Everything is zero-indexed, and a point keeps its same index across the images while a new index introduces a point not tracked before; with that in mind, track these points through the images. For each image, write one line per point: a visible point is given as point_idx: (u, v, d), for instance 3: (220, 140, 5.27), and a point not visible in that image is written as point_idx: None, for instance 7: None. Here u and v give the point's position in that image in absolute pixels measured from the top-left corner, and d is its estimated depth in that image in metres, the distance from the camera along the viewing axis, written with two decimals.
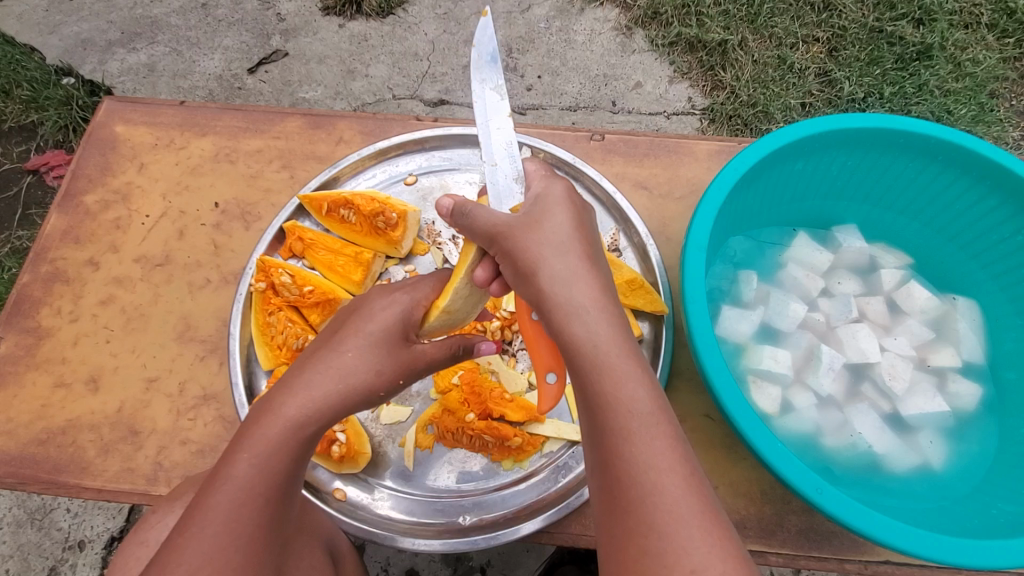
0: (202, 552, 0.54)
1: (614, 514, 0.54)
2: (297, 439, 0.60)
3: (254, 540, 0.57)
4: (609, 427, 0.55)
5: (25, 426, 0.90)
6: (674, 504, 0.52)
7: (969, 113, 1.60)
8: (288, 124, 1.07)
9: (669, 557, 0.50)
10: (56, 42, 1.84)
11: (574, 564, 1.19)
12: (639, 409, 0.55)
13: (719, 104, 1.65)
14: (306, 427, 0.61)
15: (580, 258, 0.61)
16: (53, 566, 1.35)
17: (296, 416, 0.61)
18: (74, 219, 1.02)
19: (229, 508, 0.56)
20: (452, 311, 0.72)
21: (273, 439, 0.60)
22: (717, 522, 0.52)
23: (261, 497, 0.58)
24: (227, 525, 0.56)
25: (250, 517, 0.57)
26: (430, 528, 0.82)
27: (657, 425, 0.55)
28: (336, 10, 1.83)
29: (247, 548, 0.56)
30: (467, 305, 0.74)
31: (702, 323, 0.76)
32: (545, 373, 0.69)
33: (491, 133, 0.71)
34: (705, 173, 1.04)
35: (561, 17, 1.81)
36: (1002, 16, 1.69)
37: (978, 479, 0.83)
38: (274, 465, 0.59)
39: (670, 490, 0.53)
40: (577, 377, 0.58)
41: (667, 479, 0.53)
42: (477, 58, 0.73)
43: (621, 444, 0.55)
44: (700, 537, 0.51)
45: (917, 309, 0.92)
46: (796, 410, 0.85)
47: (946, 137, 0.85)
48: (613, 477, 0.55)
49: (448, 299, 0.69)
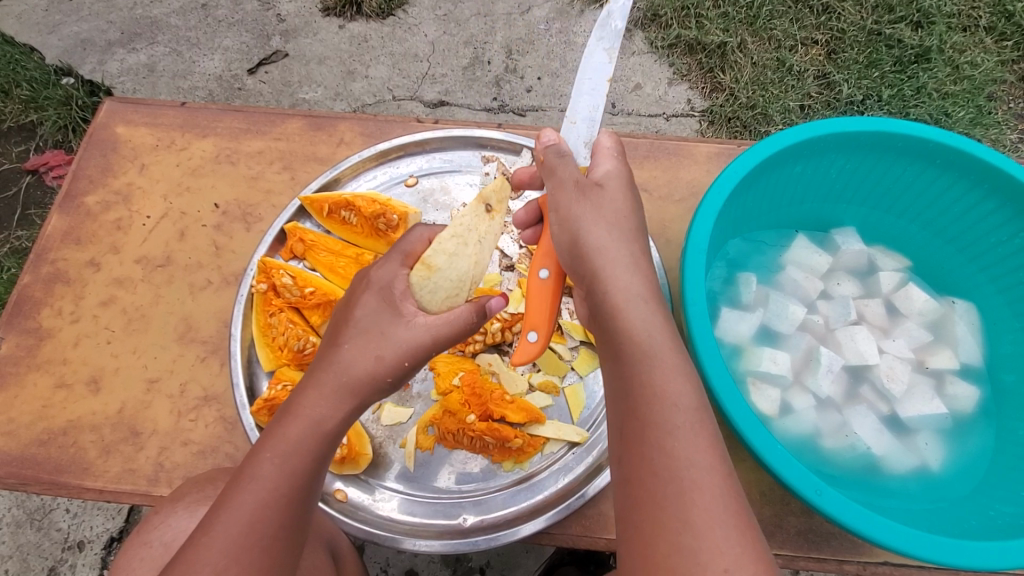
0: (228, 551, 0.54)
1: (645, 508, 0.54)
2: (306, 440, 0.61)
3: (277, 541, 0.57)
4: (652, 421, 0.57)
5: (26, 427, 0.90)
6: (710, 502, 0.53)
7: (967, 116, 1.61)
8: (289, 125, 1.07)
9: (702, 555, 0.50)
10: (56, 42, 1.84)
11: (573, 564, 1.19)
12: (684, 406, 0.57)
13: (719, 106, 1.66)
14: (314, 427, 0.61)
15: (639, 254, 0.66)
16: (53, 566, 1.35)
17: (303, 417, 0.61)
18: (76, 219, 1.02)
19: (240, 506, 0.57)
20: (437, 270, 0.71)
21: (279, 440, 0.60)
22: (744, 524, 0.53)
23: (284, 496, 0.58)
24: (252, 526, 0.56)
25: (275, 517, 0.57)
26: (432, 529, 0.83)
27: (699, 424, 0.57)
28: (336, 11, 1.83)
29: (273, 549, 0.57)
30: (458, 275, 0.73)
31: (703, 325, 0.76)
32: (529, 329, 0.74)
33: (584, 91, 0.74)
34: (704, 176, 1.04)
35: (560, 18, 1.81)
36: (1000, 19, 1.70)
37: (975, 481, 0.84)
38: (294, 464, 0.59)
39: (708, 488, 0.53)
40: (624, 374, 0.61)
41: (705, 478, 0.54)
42: (607, 14, 0.73)
43: (663, 438, 0.56)
44: (732, 538, 0.51)
45: (915, 311, 0.93)
46: (795, 411, 0.86)
47: (945, 141, 0.85)
48: (646, 472, 0.55)
49: (430, 251, 0.71)
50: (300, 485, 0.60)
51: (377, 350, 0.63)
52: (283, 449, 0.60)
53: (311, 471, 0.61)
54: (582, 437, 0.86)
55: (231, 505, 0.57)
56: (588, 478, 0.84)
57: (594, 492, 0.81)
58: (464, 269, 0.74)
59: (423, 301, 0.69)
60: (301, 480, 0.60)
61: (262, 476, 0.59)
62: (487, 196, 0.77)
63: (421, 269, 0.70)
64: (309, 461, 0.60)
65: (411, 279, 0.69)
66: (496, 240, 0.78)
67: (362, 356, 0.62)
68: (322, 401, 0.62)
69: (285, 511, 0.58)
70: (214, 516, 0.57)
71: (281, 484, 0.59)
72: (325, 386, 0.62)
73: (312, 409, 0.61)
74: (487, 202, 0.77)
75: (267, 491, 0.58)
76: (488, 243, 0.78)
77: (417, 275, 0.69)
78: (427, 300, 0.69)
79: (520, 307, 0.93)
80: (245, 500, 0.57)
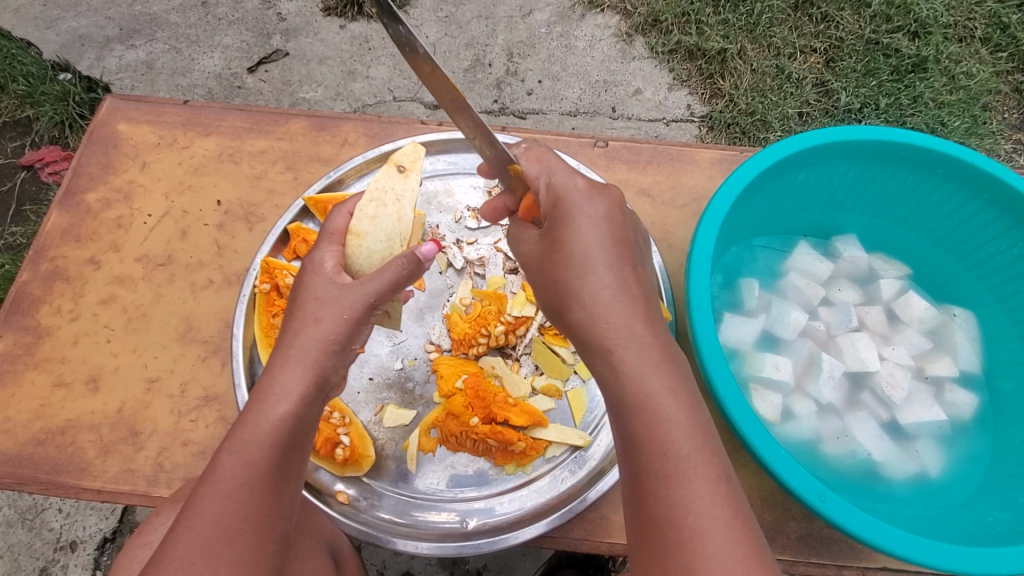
0: (194, 547, 0.53)
1: (649, 545, 0.55)
2: (289, 436, 0.60)
3: (244, 533, 0.56)
4: (655, 427, 0.57)
5: (24, 426, 0.89)
6: (703, 531, 0.53)
7: (962, 126, 1.62)
8: (292, 125, 1.07)
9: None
10: (53, 37, 1.83)
11: (573, 567, 1.20)
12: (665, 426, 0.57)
13: (718, 112, 1.67)
14: (298, 420, 0.61)
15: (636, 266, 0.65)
16: (44, 566, 1.34)
17: (287, 413, 0.60)
18: (76, 217, 1.02)
19: (207, 503, 0.56)
20: (366, 234, 0.74)
21: (250, 434, 0.59)
22: (751, 550, 0.52)
23: (253, 489, 0.57)
24: (215, 519, 0.55)
25: (238, 510, 0.56)
26: (432, 532, 0.82)
27: (689, 429, 0.57)
28: (337, 11, 1.83)
29: (239, 542, 0.55)
30: (388, 232, 0.75)
31: (708, 330, 0.77)
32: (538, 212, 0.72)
33: None
34: (707, 181, 1.05)
35: (562, 22, 1.82)
36: (995, 30, 1.72)
37: (972, 488, 0.84)
38: (250, 454, 0.58)
39: (708, 527, 0.53)
40: (614, 402, 0.61)
41: (697, 500, 0.54)
42: None
43: (659, 486, 0.56)
44: (729, 553, 0.52)
45: (915, 319, 0.94)
46: (796, 417, 0.87)
47: (946, 150, 0.86)
48: (649, 481, 0.57)
49: (353, 219, 0.74)
50: (266, 476, 0.58)
51: (357, 331, 0.65)
52: (242, 442, 0.59)
53: (280, 461, 0.60)
54: (584, 442, 0.86)
55: (205, 502, 0.56)
56: (590, 482, 0.84)
57: (596, 497, 0.81)
58: (392, 223, 0.76)
59: (359, 267, 0.73)
60: (267, 473, 0.59)
61: (229, 469, 0.58)
62: (398, 160, 0.80)
63: (348, 239, 0.73)
64: (271, 451, 0.59)
65: (345, 251, 0.73)
66: (417, 194, 0.79)
67: (343, 336, 0.64)
68: (308, 390, 0.62)
69: (253, 504, 0.57)
70: (183, 515, 0.56)
71: (244, 475, 0.57)
72: (314, 376, 0.62)
73: (298, 401, 0.61)
74: (399, 164, 0.79)
75: (227, 485, 0.57)
76: (410, 197, 0.78)
77: (350, 245, 0.73)
78: (363, 263, 0.73)
79: (523, 310, 0.93)
80: (205, 498, 0.56)
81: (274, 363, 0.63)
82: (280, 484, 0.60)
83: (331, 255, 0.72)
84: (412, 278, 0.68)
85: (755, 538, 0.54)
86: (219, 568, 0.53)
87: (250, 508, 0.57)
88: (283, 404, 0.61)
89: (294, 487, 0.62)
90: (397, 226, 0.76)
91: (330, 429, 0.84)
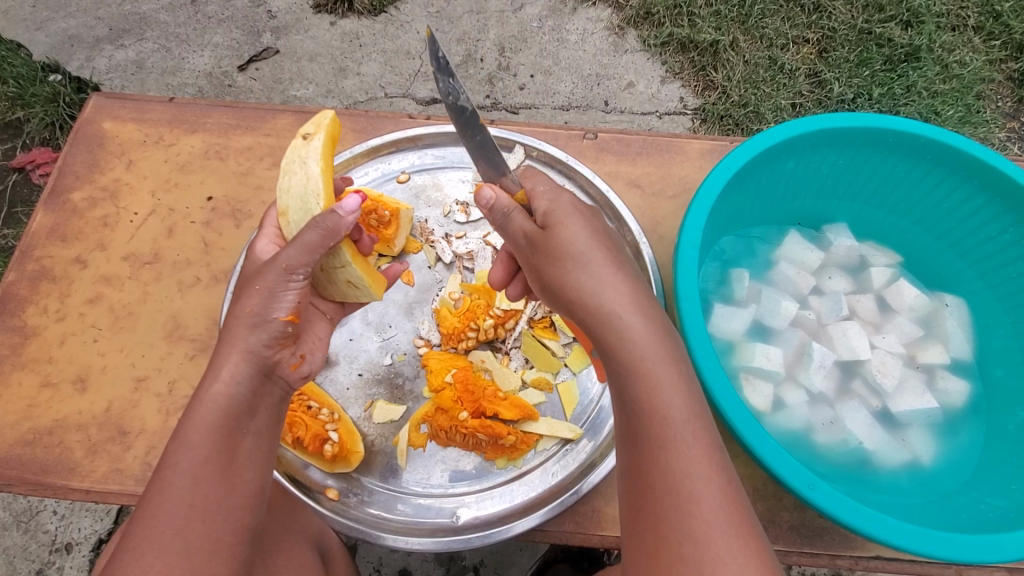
0: (145, 537, 0.53)
1: (648, 550, 0.56)
2: (229, 418, 0.60)
3: (194, 522, 0.55)
4: (649, 432, 0.59)
5: (11, 427, 0.88)
6: (695, 532, 0.54)
7: (956, 115, 1.61)
8: (279, 121, 1.06)
9: (705, 565, 0.52)
10: (43, 38, 1.82)
11: (568, 562, 1.19)
12: (667, 423, 0.59)
13: (711, 104, 1.66)
14: (231, 400, 0.61)
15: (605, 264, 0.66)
16: (40, 569, 1.33)
17: (219, 394, 0.61)
18: (62, 216, 1.01)
19: (157, 493, 0.56)
20: (287, 210, 0.73)
21: (194, 422, 0.59)
22: (742, 514, 0.55)
23: (200, 477, 0.57)
24: (163, 508, 0.55)
25: (185, 499, 0.55)
26: (423, 527, 0.81)
27: (693, 433, 0.58)
28: (327, 8, 1.82)
29: (191, 531, 0.54)
30: (300, 197, 0.72)
31: (697, 320, 0.76)
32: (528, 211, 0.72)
33: None
34: (697, 172, 1.04)
35: (553, 16, 1.81)
36: (988, 19, 1.72)
37: (965, 475, 0.84)
38: (195, 441, 0.58)
39: (704, 491, 0.55)
40: (619, 370, 0.62)
41: (692, 495, 0.55)
42: None
43: (659, 452, 0.58)
44: (720, 546, 0.53)
45: (906, 307, 0.93)
46: (787, 407, 0.86)
47: (935, 136, 0.86)
48: (645, 483, 0.58)
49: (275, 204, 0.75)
50: (210, 462, 0.58)
51: (272, 301, 0.65)
52: (187, 429, 0.59)
53: (225, 447, 0.59)
54: (575, 434, 0.86)
55: (156, 493, 0.56)
56: (582, 474, 0.83)
57: (589, 488, 0.80)
58: (303, 186, 0.72)
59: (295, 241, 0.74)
60: (212, 458, 0.58)
61: (176, 459, 0.57)
62: (305, 130, 0.76)
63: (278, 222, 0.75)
64: (216, 436, 0.59)
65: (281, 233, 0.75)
66: (320, 150, 0.73)
67: (260, 308, 0.64)
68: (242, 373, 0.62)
69: (199, 491, 0.56)
70: (136, 511, 0.55)
71: (190, 464, 0.57)
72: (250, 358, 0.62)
73: (229, 381, 0.61)
74: (304, 133, 0.76)
75: (174, 473, 0.56)
76: (314, 156, 0.73)
77: (283, 228, 0.75)
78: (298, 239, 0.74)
79: (512, 303, 0.93)
80: (154, 488, 0.56)
81: (229, 351, 0.62)
82: (232, 471, 0.59)
83: (267, 238, 0.77)
84: (326, 243, 0.67)
85: (720, 524, 0.54)
86: (169, 558, 0.52)
87: (200, 497, 0.56)
88: (216, 384, 0.61)
89: (249, 476, 0.60)
90: (303, 185, 0.72)
91: (317, 424, 0.84)
